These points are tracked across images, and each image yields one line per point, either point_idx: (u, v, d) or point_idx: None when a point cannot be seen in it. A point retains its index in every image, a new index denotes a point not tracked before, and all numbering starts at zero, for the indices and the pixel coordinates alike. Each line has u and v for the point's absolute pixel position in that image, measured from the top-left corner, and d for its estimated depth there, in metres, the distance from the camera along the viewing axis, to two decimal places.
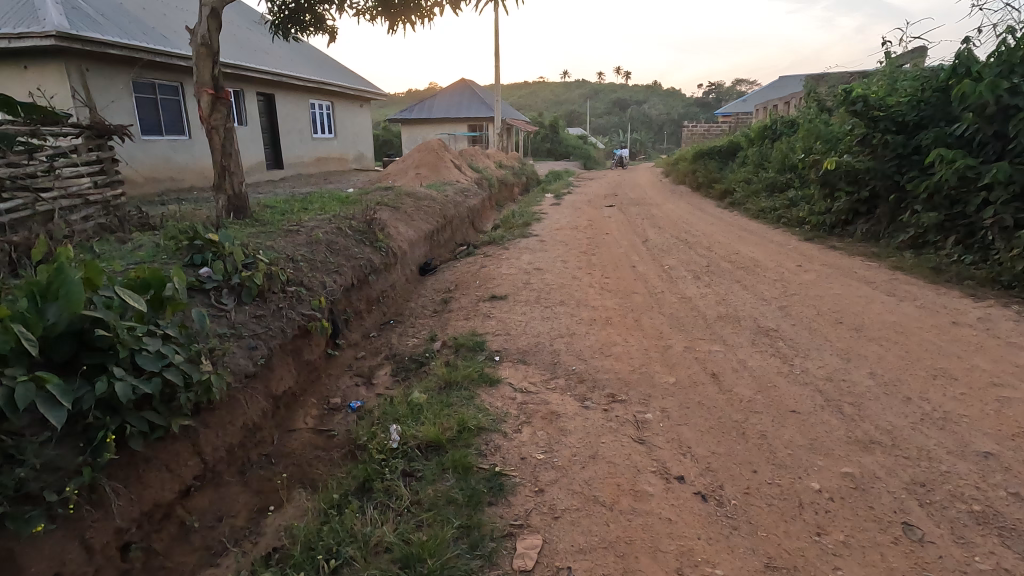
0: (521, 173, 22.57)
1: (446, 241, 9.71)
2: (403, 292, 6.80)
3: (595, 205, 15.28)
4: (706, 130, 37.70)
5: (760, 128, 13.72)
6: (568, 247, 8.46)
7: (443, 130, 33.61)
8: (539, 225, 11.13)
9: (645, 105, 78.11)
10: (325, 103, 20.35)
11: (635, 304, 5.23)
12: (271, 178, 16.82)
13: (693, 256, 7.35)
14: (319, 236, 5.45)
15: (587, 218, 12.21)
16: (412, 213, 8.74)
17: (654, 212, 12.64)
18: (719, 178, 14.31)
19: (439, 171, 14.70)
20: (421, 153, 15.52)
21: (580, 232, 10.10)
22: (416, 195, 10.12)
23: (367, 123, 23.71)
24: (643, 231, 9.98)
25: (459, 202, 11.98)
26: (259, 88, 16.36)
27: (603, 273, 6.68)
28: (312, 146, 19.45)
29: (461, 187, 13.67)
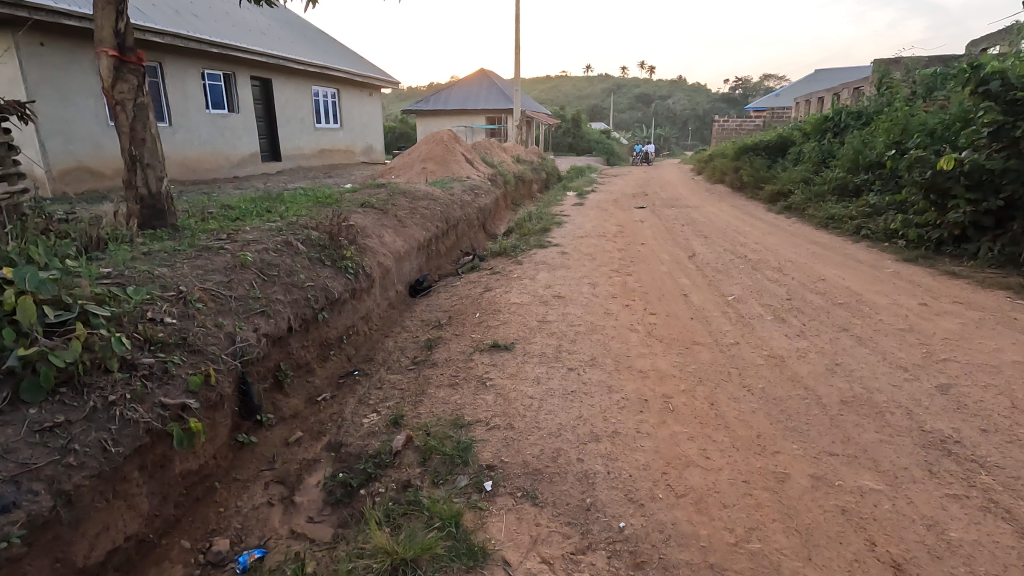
0: (541, 168, 20.91)
1: (446, 250, 8.09)
2: (379, 325, 5.18)
3: (623, 207, 13.49)
4: (738, 125, 35.44)
5: (819, 120, 11.84)
6: (597, 264, 6.77)
7: (460, 122, 32.05)
8: (558, 231, 9.45)
9: (671, 100, 75.45)
10: (330, 90, 18.83)
11: (701, 366, 3.57)
12: (267, 172, 15.38)
13: (761, 281, 5.63)
14: (248, 258, 3.82)
15: (615, 223, 10.47)
16: (404, 218, 7.12)
17: (694, 216, 10.88)
18: (768, 178, 12.48)
19: (447, 167, 13.09)
20: (429, 145, 13.89)
21: (609, 241, 8.42)
22: (413, 194, 8.52)
23: (377, 112, 22.18)
24: (686, 242, 8.23)
25: (468, 202, 10.34)
26: (256, 72, 14.88)
27: (646, 305, 5.01)
28: (315, 136, 17.97)
29: (472, 185, 12.03)
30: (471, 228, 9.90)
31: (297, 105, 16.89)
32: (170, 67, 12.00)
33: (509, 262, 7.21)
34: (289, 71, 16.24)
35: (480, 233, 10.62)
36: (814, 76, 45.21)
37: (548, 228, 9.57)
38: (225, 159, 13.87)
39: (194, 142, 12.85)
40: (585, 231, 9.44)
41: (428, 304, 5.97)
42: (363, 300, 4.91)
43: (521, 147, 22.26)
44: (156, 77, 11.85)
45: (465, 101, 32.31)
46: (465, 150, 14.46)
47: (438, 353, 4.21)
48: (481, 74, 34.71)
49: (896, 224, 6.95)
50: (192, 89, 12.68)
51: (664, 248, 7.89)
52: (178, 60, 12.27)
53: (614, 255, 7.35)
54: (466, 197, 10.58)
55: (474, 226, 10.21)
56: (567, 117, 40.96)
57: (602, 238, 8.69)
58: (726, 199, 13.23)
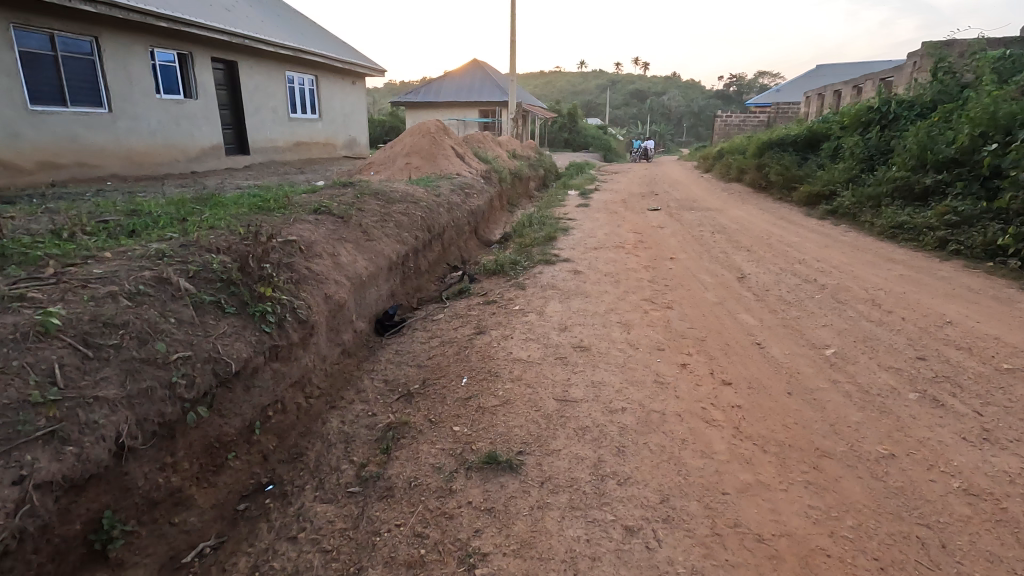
0: (539, 164, 19.36)
1: (428, 266, 6.48)
2: (320, 391, 3.58)
3: (633, 209, 11.91)
4: (742, 121, 33.95)
5: (861, 110, 10.34)
6: (623, 290, 5.19)
7: (452, 115, 30.39)
8: (565, 240, 7.87)
9: (668, 96, 73.95)
10: (306, 76, 17.09)
11: (864, 519, 2.02)
12: (232, 167, 13.71)
13: (858, 323, 4.08)
14: (55, 322, 2.19)
15: (628, 230, 8.88)
16: (372, 227, 5.50)
17: (720, 221, 9.36)
18: (800, 177, 10.99)
19: (434, 163, 11.45)
20: (413, 137, 12.22)
21: (629, 255, 6.88)
22: (388, 194, 6.92)
23: (360, 103, 20.46)
24: (726, 257, 6.67)
25: (456, 203, 8.72)
26: (218, 53, 13.14)
27: (711, 363, 3.45)
28: (290, 127, 16.26)
29: (462, 183, 10.41)
30: (460, 235, 8.30)
31: (268, 92, 15.17)
32: (108, 44, 10.28)
33: (508, 283, 5.62)
34: (257, 54, 14.51)
35: (471, 241, 9.00)
36: (817, 71, 43.77)
37: (553, 236, 7.98)
38: (181, 152, 12.20)
39: (143, 134, 11.18)
40: (597, 240, 7.85)
41: (398, 350, 4.38)
42: (293, 360, 3.30)
43: (516, 141, 20.61)
44: (91, 55, 10.12)
45: (457, 94, 30.64)
46: (456, 143, 12.83)
47: (399, 463, 2.63)
48: (473, 65, 32.94)
49: (1004, 239, 5.45)
50: (138, 71, 10.96)
51: (700, 265, 6.33)
52: (121, 35, 10.55)
53: (641, 275, 5.78)
54: (454, 198, 8.97)
55: (463, 233, 8.59)
56: (563, 111, 39.27)
57: (620, 250, 7.12)
58: (750, 201, 11.69)
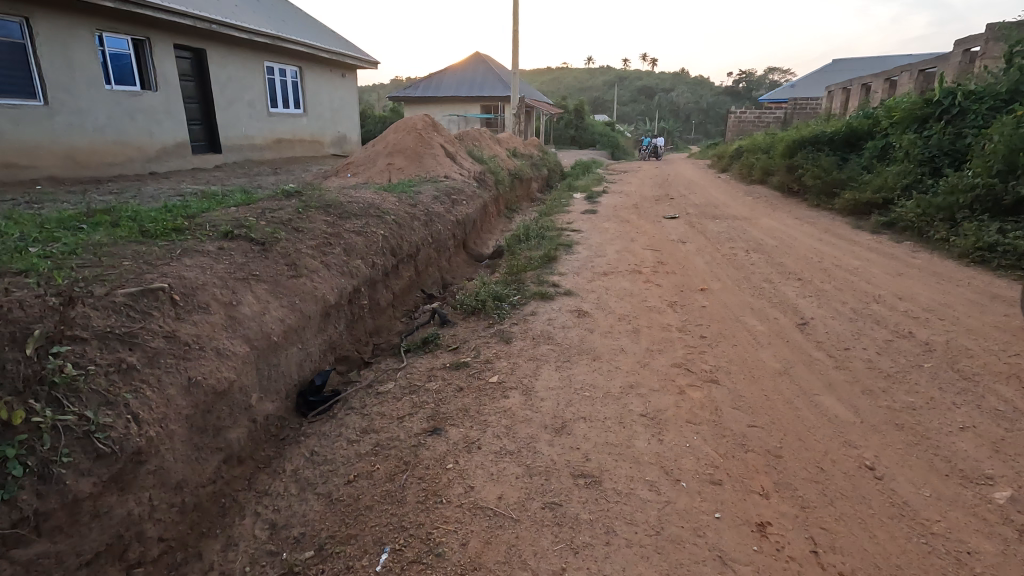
0: (542, 163, 17.92)
1: (390, 300, 5.09)
2: (158, 551, 2.20)
3: (646, 216, 10.45)
4: (757, 117, 32.41)
5: (917, 103, 8.84)
6: (645, 347, 3.77)
7: (452, 111, 28.95)
8: (567, 260, 6.43)
9: (677, 92, 72.24)
10: (289, 67, 15.69)
11: None
12: (199, 167, 12.39)
13: (1015, 428, 2.65)
14: None
15: (642, 246, 7.45)
16: (304, 257, 4.09)
17: (752, 234, 7.92)
18: (841, 181, 9.51)
19: (419, 164, 10.03)
20: (398, 134, 10.80)
21: (647, 283, 5.46)
22: (344, 205, 5.52)
23: (349, 97, 19.06)
24: (772, 289, 5.21)
25: (438, 213, 7.29)
26: (183, 40, 11.79)
27: (806, 524, 2.05)
28: (269, 123, 14.90)
29: (447, 186, 9.00)
30: (439, 254, 6.89)
31: (243, 84, 13.80)
32: (44, 25, 8.93)
33: (488, 330, 4.21)
34: (229, 42, 13.12)
35: (455, 258, 7.58)
36: (834, 66, 42.10)
37: (553, 255, 6.55)
38: (137, 150, 10.86)
39: (89, 130, 9.86)
40: (606, 261, 6.43)
41: (315, 451, 2.98)
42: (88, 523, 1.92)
43: (518, 138, 19.18)
44: (21, 39, 8.78)
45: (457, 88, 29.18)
46: (447, 141, 11.41)
47: None
48: (474, 58, 31.52)
49: None
50: (81, 57, 9.63)
51: (741, 302, 4.89)
52: (60, 16, 9.21)
53: (665, 318, 4.36)
54: (434, 205, 7.55)
55: (446, 250, 7.18)
56: (569, 107, 37.77)
57: (635, 276, 5.69)
58: (781, 207, 10.20)
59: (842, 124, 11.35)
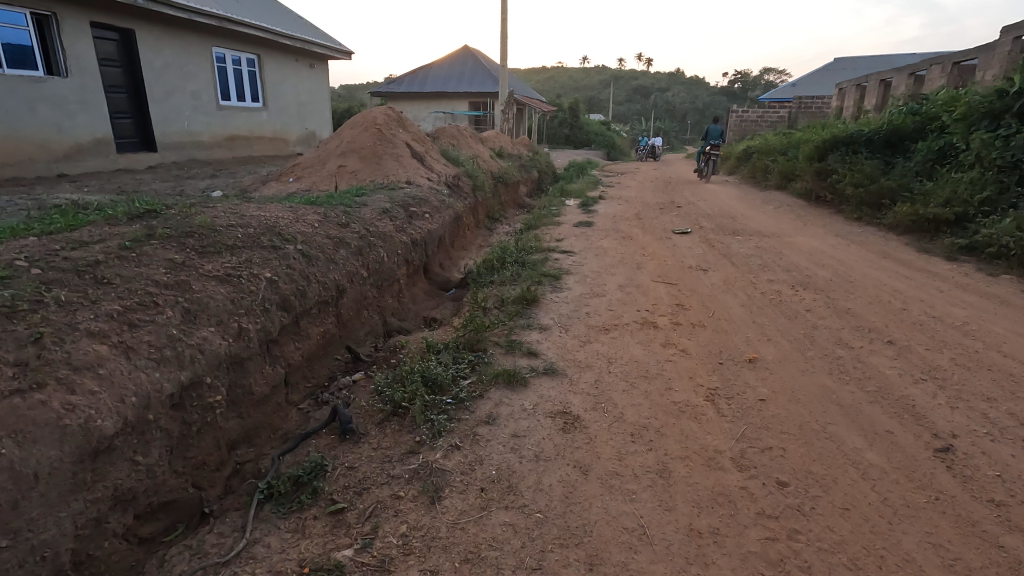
0: (532, 165, 16.18)
1: (276, 379, 3.33)
2: None
3: (651, 229, 8.72)
4: (759, 117, 30.78)
5: (991, 93, 7.15)
6: (684, 525, 2.05)
7: (438, 107, 27.15)
8: (552, 303, 4.67)
9: (674, 90, 70.66)
10: (243, 55, 13.87)
11: None
12: (128, 168, 10.60)
13: None
14: None
15: (651, 276, 5.72)
16: (80, 339, 2.35)
17: (790, 259, 6.22)
18: (890, 190, 7.82)
19: (376, 167, 8.25)
20: (354, 129, 9.02)
21: (667, 347, 3.73)
22: (221, 228, 3.76)
23: (318, 90, 17.23)
24: (854, 361, 3.49)
25: (383, 233, 5.52)
26: (105, 19, 10.01)
27: None
28: (218, 118, 13.10)
29: (405, 195, 7.22)
30: (381, 290, 5.12)
31: (185, 72, 12.01)
32: None
33: (408, 463, 2.48)
34: (164, 21, 11.30)
35: (407, 291, 5.82)
36: (836, 64, 40.59)
37: (533, 293, 4.82)
38: (40, 148, 9.07)
39: None
40: (607, 303, 4.72)
41: None
42: None
43: (506, 137, 17.43)
44: None
45: (444, 84, 27.39)
46: (414, 138, 9.62)
47: None
48: (462, 52, 29.69)
49: None
50: None
51: (817, 388, 3.16)
52: None
53: (708, 433, 2.63)
54: (379, 221, 5.78)
55: (392, 283, 5.40)
56: (562, 104, 35.98)
57: (649, 333, 3.97)
58: (813, 222, 8.50)
59: (880, 119, 9.66)
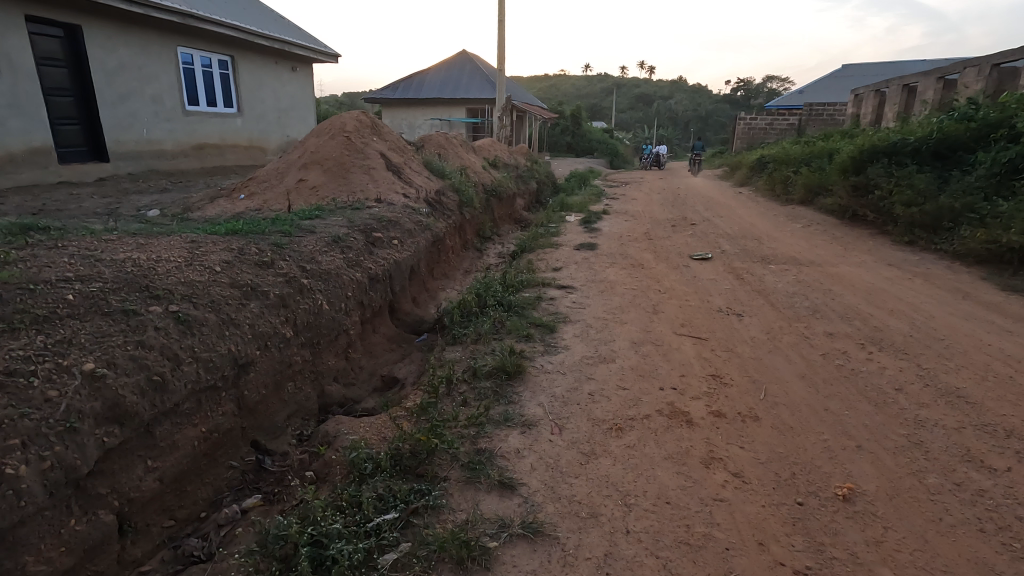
0: (530, 176, 14.99)
1: (96, 538, 2.09)
2: None
3: (665, 254, 7.50)
4: (768, 125, 29.61)
5: None
6: None
7: (434, 114, 26.05)
8: (542, 375, 3.44)
9: (678, 98, 69.70)
10: (214, 56, 12.75)
11: None
12: (72, 180, 9.43)
13: None
14: None
15: (672, 324, 4.48)
16: None
17: (844, 299, 4.98)
18: (952, 209, 6.60)
19: (341, 181, 7.03)
20: (320, 137, 7.81)
21: (715, 465, 2.49)
22: (41, 284, 2.53)
23: (299, 95, 16.08)
24: (1007, 505, 2.25)
25: (326, 270, 4.27)
26: (44, 13, 8.88)
27: None
28: (184, 124, 11.95)
29: (369, 217, 5.98)
30: (317, 349, 3.87)
31: (144, 74, 10.88)
32: None
33: None
34: (118, 17, 10.16)
35: (360, 342, 4.58)
36: (846, 71, 39.54)
37: (515, 359, 3.59)
38: None
39: None
40: (619, 373, 3.49)
41: None
42: None
43: (503, 146, 16.25)
44: None
45: (440, 90, 26.30)
46: (392, 148, 8.42)
47: None
48: (460, 57, 28.57)
49: None
50: None
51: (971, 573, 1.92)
52: None
53: None
54: (322, 253, 4.53)
55: (336, 337, 4.15)
56: (564, 112, 34.87)
57: (681, 436, 2.73)
58: (855, 247, 7.26)
59: (927, 125, 8.44)
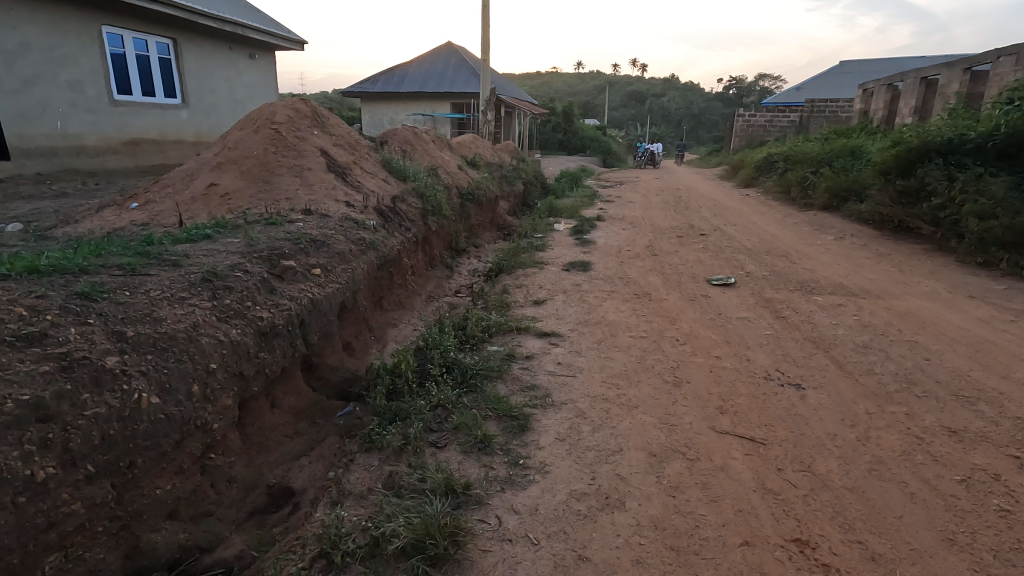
0: (516, 176, 13.47)
1: None
2: None
3: (675, 277, 6.02)
4: (767, 121, 28.22)
5: None
6: None
7: (417, 109, 24.45)
8: (495, 554, 1.96)
9: (671, 95, 68.36)
10: (151, 39, 11.09)
11: None
12: None
13: None
14: None
15: (706, 410, 2.98)
16: None
17: (943, 359, 3.53)
18: None
19: (261, 187, 5.46)
20: (241, 129, 6.21)
21: None
22: None
23: (257, 86, 14.43)
24: None
25: (166, 334, 2.72)
26: None
27: None
28: (113, 117, 10.31)
29: (281, 237, 4.41)
30: (126, 478, 2.32)
31: (57, 56, 9.24)
32: None
33: None
34: None
35: (236, 436, 3.04)
36: (844, 66, 38.39)
37: (452, 513, 2.10)
38: None
39: None
40: (633, 537, 2.02)
41: None
42: None
43: (486, 143, 14.71)
44: None
45: (423, 83, 24.70)
46: (337, 145, 6.83)
47: None
48: (444, 49, 27.02)
49: None
50: None
51: None
52: None
53: None
54: (172, 304, 2.97)
55: (179, 444, 2.60)
56: (554, 108, 33.28)
57: None
58: (913, 270, 5.83)
59: (989, 117, 6.99)
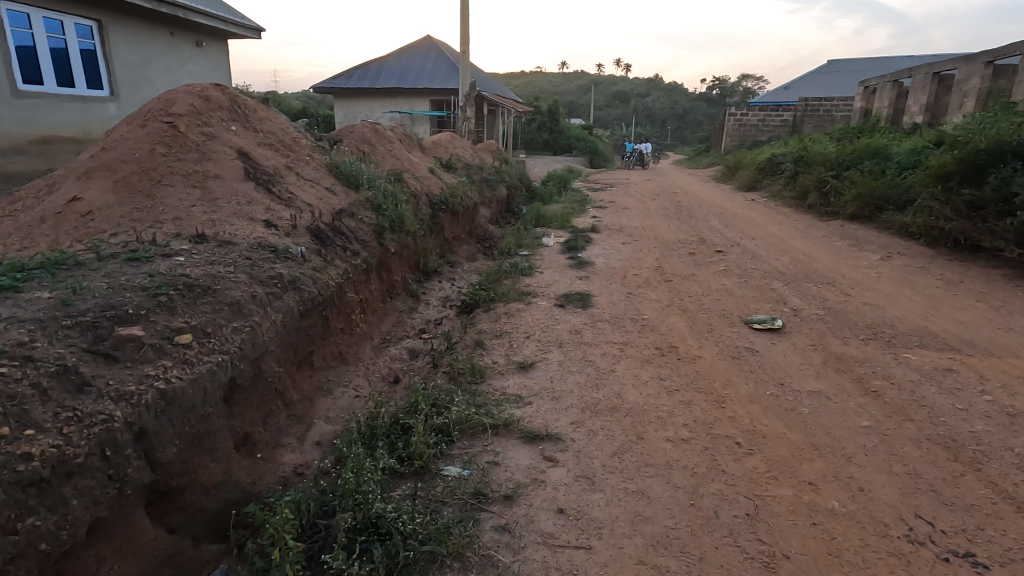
0: (499, 179, 12.02)
1: None
2: None
3: (704, 317, 4.62)
4: (760, 121, 27.07)
5: None
6: None
7: (394, 106, 22.88)
8: None
9: (657, 94, 67.40)
10: (68, 20, 9.44)
11: None
12: None
13: None
14: None
15: None
16: None
17: None
18: None
19: (140, 202, 3.91)
20: (126, 121, 4.65)
21: None
22: None
23: (205, 78, 12.79)
24: None
25: None
26: None
27: None
28: (18, 110, 8.66)
29: (132, 284, 2.89)
30: None
31: None
32: None
33: None
34: None
35: None
36: (834, 66, 37.56)
37: None
38: None
39: None
40: None
41: None
42: None
43: (465, 142, 13.23)
44: None
45: (400, 78, 23.13)
46: (264, 145, 5.30)
47: None
48: (423, 42, 25.56)
49: None
50: None
51: None
52: None
53: None
54: None
55: None
56: (539, 106, 31.87)
57: None
58: (1011, 307, 4.52)
59: None
